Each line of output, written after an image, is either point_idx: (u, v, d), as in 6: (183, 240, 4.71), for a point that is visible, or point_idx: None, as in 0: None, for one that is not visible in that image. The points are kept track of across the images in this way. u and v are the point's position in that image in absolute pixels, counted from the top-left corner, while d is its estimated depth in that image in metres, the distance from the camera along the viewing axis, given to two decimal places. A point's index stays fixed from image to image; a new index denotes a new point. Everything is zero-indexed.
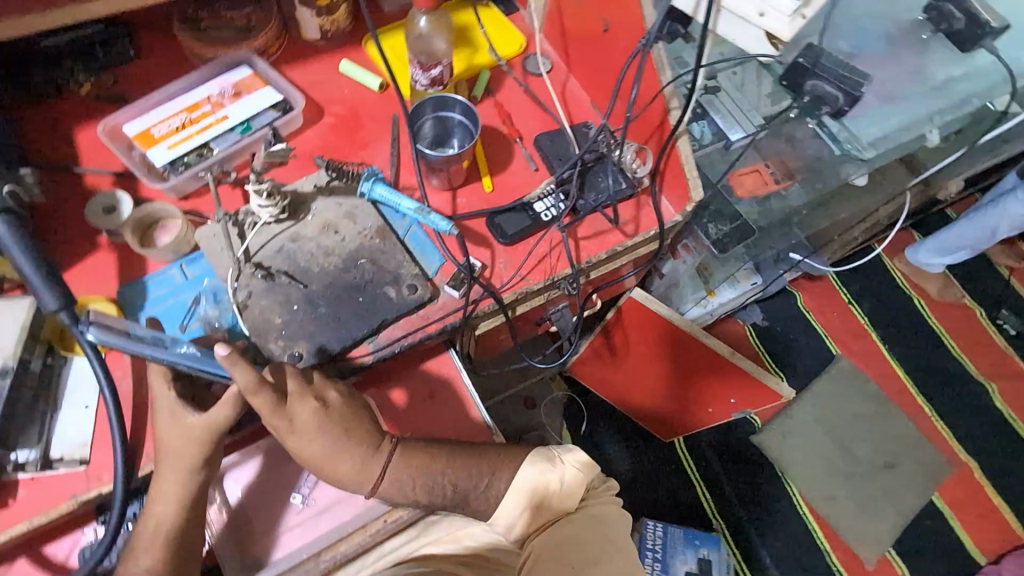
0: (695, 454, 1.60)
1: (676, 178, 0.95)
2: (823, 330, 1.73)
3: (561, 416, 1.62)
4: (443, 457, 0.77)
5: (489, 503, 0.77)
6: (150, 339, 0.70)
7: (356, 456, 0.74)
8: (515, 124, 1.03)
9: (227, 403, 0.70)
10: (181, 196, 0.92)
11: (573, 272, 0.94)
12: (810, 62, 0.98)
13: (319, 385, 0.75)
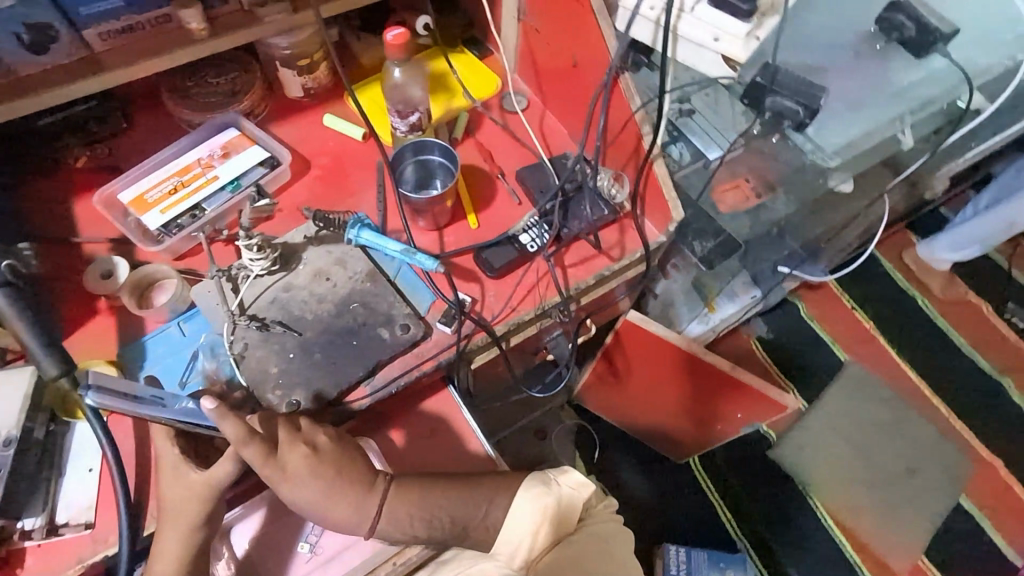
0: (710, 472, 1.57)
1: (656, 199, 0.97)
2: (828, 336, 1.72)
3: (572, 443, 1.58)
4: (441, 487, 0.77)
5: (490, 524, 0.75)
6: (148, 399, 0.70)
7: (352, 498, 0.73)
8: (496, 161, 1.06)
9: (225, 459, 0.71)
10: (176, 256, 0.95)
11: (562, 299, 0.95)
12: (767, 80, 1.03)
13: (309, 430, 0.76)
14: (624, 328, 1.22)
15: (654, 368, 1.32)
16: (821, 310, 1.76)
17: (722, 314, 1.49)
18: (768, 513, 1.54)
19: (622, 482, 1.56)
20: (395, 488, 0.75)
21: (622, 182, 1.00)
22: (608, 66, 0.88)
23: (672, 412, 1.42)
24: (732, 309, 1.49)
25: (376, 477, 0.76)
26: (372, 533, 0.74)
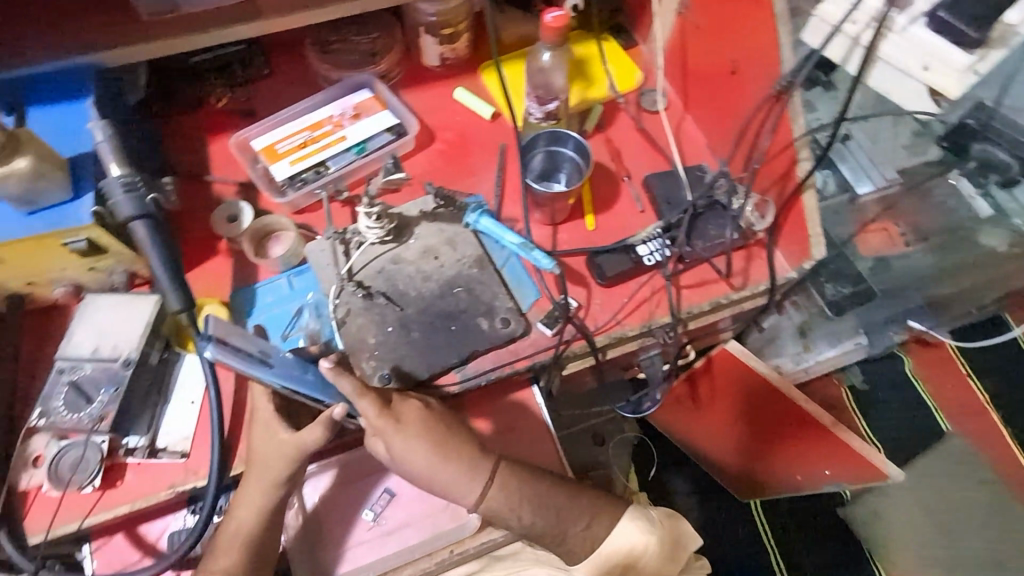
0: (773, 516, 1.42)
1: (796, 233, 0.88)
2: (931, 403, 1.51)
3: (629, 454, 1.47)
4: (545, 479, 0.77)
5: (588, 538, 0.76)
6: (256, 356, 0.71)
7: (468, 465, 0.73)
8: (624, 162, 1.00)
9: (318, 424, 0.71)
10: (296, 209, 0.96)
11: (672, 321, 0.89)
12: (982, 123, 1.00)
13: (421, 395, 0.79)
14: (721, 356, 1.15)
15: (740, 401, 1.21)
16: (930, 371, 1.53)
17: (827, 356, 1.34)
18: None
19: (678, 512, 1.44)
20: (507, 465, 0.75)
21: (766, 210, 0.91)
22: (777, 79, 0.80)
23: (745, 451, 1.29)
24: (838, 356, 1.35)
25: (489, 452, 0.76)
26: (477, 504, 0.74)
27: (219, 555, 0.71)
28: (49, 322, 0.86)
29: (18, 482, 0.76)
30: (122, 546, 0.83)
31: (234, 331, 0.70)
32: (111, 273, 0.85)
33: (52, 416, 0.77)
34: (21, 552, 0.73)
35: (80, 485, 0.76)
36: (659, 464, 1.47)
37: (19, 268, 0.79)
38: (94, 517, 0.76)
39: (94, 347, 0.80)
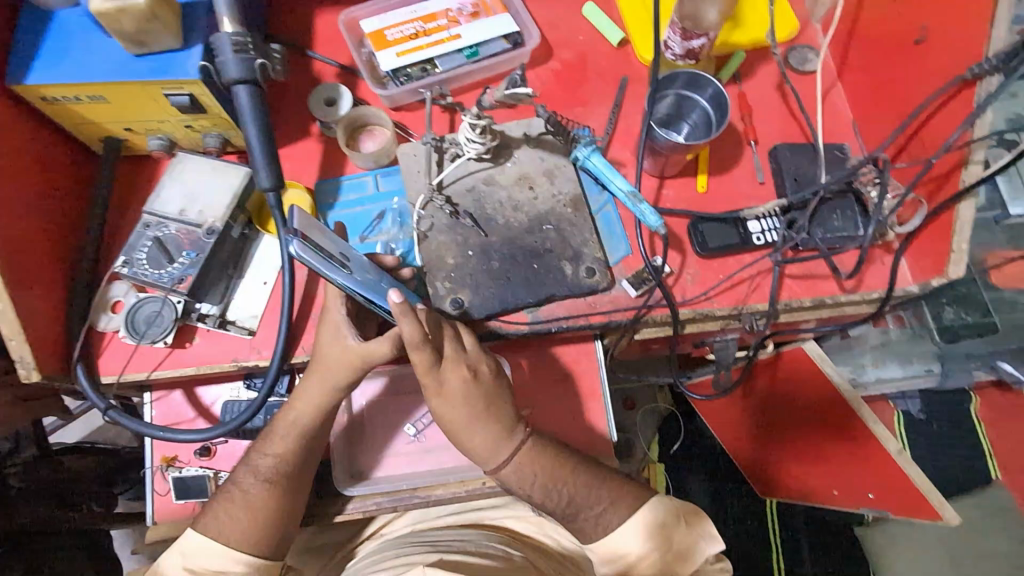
0: (782, 516, 1.40)
1: (935, 246, 0.79)
2: (991, 449, 1.39)
3: (655, 427, 1.44)
4: (568, 466, 0.75)
5: (600, 526, 0.74)
6: (336, 257, 0.69)
7: (494, 432, 0.74)
8: (753, 125, 0.90)
9: (387, 339, 0.71)
10: (394, 106, 0.91)
11: (767, 310, 0.82)
12: None
13: (478, 357, 0.74)
14: (793, 355, 1.11)
15: (798, 409, 1.17)
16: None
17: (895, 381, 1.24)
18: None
19: (689, 494, 1.42)
20: (529, 443, 0.75)
21: (913, 213, 0.80)
22: (973, 64, 0.67)
23: (783, 459, 1.26)
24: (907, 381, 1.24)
25: (517, 425, 0.75)
26: (495, 473, 0.75)
27: (276, 440, 0.76)
28: (140, 174, 0.86)
29: (97, 323, 0.78)
30: (179, 403, 0.87)
31: (315, 229, 0.68)
32: (206, 137, 0.83)
33: (134, 268, 0.78)
34: (95, 389, 0.76)
35: (152, 340, 0.77)
36: (683, 441, 1.45)
37: (122, 113, 0.78)
38: (160, 372, 0.78)
39: (182, 208, 0.80)
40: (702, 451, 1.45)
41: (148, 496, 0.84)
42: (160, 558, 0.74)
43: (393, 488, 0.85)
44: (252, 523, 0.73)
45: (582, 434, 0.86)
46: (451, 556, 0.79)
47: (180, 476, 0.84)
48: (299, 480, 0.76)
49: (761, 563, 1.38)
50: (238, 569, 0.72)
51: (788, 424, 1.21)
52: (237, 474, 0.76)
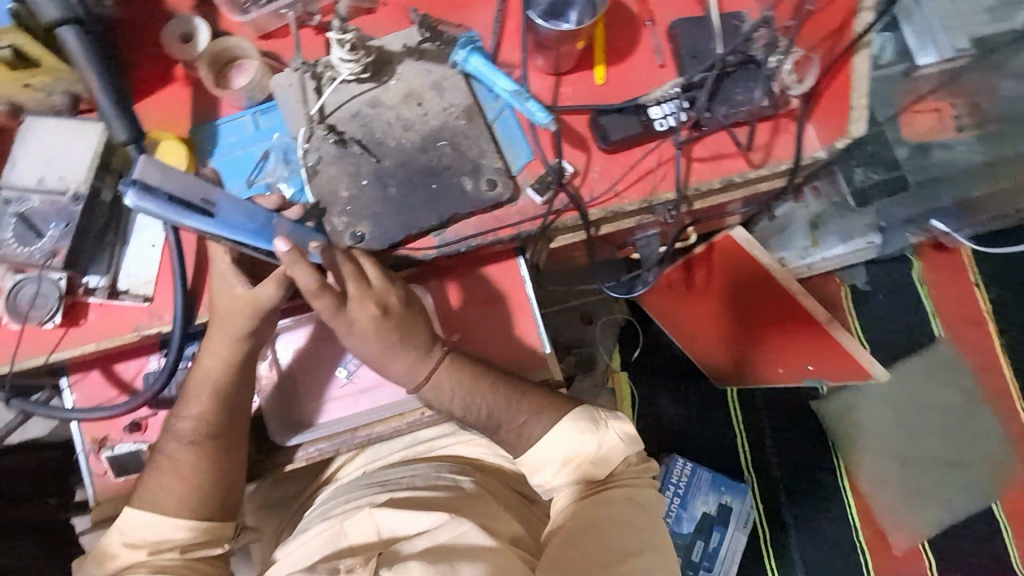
0: (743, 401, 1.45)
1: (834, 104, 0.79)
2: (930, 308, 1.46)
3: (615, 336, 1.47)
4: (490, 380, 0.76)
5: (523, 434, 0.76)
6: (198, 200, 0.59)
7: (413, 358, 0.73)
8: (649, 3, 0.84)
9: (271, 282, 0.70)
10: (261, 33, 0.83)
11: (676, 198, 0.80)
12: None
13: (382, 291, 0.72)
14: (722, 244, 1.12)
15: (735, 295, 1.19)
16: (931, 275, 1.47)
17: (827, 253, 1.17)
18: (787, 463, 1.43)
19: (649, 394, 1.46)
20: (447, 362, 0.75)
21: (808, 70, 0.79)
22: None
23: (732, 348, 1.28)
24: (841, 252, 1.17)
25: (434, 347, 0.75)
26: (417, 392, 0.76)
27: (192, 401, 0.74)
28: None
29: None
30: (98, 382, 0.84)
31: (169, 176, 0.56)
32: (52, 95, 0.75)
33: (3, 249, 0.72)
34: None
35: (40, 321, 0.73)
36: (644, 346, 1.46)
37: None
38: (59, 354, 0.74)
39: (39, 177, 0.73)
40: (658, 355, 1.47)
41: (86, 477, 0.83)
42: (101, 537, 0.72)
43: (333, 431, 0.85)
44: (187, 487, 0.72)
45: (513, 352, 0.84)
46: (399, 494, 0.82)
47: (113, 454, 0.83)
48: (227, 440, 0.75)
49: (720, 446, 1.44)
50: (183, 535, 0.71)
51: (728, 310, 1.22)
52: (162, 445, 0.74)
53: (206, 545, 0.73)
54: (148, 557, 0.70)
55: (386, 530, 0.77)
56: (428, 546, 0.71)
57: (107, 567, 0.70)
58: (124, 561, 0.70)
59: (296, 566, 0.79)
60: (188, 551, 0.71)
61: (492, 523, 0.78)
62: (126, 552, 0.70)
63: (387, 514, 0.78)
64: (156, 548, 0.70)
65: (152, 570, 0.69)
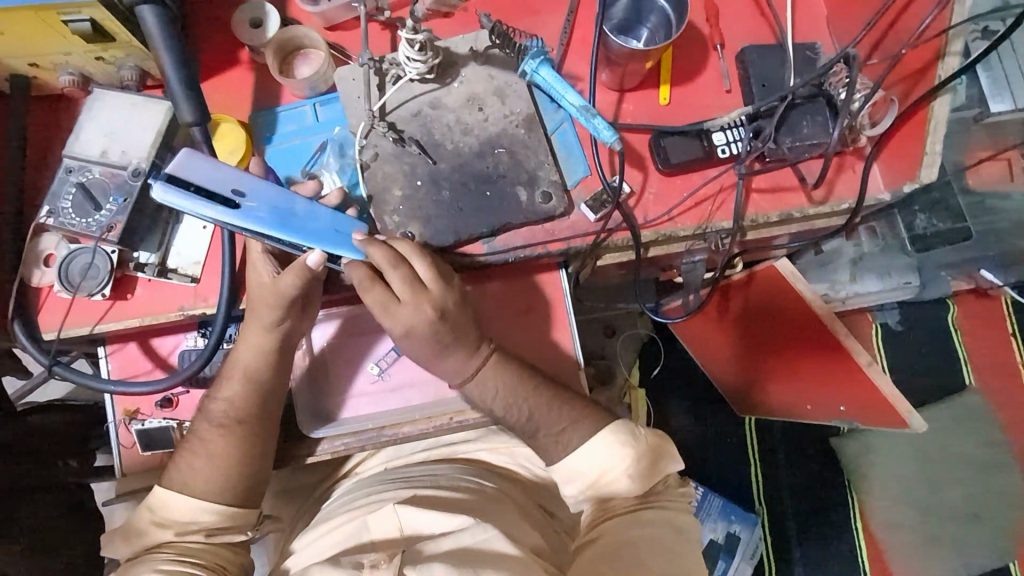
0: (762, 434, 1.42)
1: (906, 147, 0.75)
2: (964, 355, 1.42)
3: (636, 351, 1.45)
4: (532, 384, 0.75)
5: (560, 442, 0.76)
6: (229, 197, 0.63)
7: (458, 353, 0.73)
8: (721, 26, 0.83)
9: (295, 276, 0.70)
10: (329, 25, 0.83)
11: (732, 228, 0.79)
12: None
13: (436, 293, 0.69)
14: (767, 273, 1.04)
15: (770, 320, 1.14)
16: (970, 322, 1.42)
17: (861, 287, 1.12)
18: (800, 500, 1.40)
19: (669, 415, 1.43)
20: (493, 361, 0.74)
21: (884, 113, 0.75)
22: None
23: (761, 377, 1.25)
24: (877, 288, 1.12)
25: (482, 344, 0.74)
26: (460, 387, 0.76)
27: (225, 385, 0.75)
28: (57, 114, 0.79)
29: (30, 278, 0.74)
30: (135, 354, 0.84)
31: (204, 170, 0.62)
32: (122, 69, 0.76)
33: (60, 218, 0.73)
34: (35, 346, 0.73)
35: (89, 292, 0.74)
36: (663, 364, 1.45)
37: (19, 44, 0.70)
38: (105, 325, 0.75)
39: (103, 149, 0.74)
40: (679, 377, 1.45)
41: (114, 448, 0.84)
42: (130, 513, 0.73)
43: (359, 427, 0.84)
44: (217, 471, 0.73)
45: (547, 364, 0.83)
46: (423, 492, 0.81)
47: (142, 428, 0.83)
48: (258, 426, 0.75)
49: (736, 475, 1.41)
50: (210, 518, 0.72)
51: (761, 333, 1.18)
52: (195, 426, 0.75)
53: (230, 531, 0.73)
54: (174, 537, 0.70)
55: (409, 528, 0.76)
56: (454, 547, 0.70)
57: (134, 544, 0.71)
58: (150, 539, 0.70)
59: (314, 558, 0.78)
60: (213, 535, 0.72)
61: (515, 531, 0.77)
62: (153, 530, 0.70)
63: (411, 512, 0.77)
64: (182, 529, 0.71)
65: (176, 554, 0.69)
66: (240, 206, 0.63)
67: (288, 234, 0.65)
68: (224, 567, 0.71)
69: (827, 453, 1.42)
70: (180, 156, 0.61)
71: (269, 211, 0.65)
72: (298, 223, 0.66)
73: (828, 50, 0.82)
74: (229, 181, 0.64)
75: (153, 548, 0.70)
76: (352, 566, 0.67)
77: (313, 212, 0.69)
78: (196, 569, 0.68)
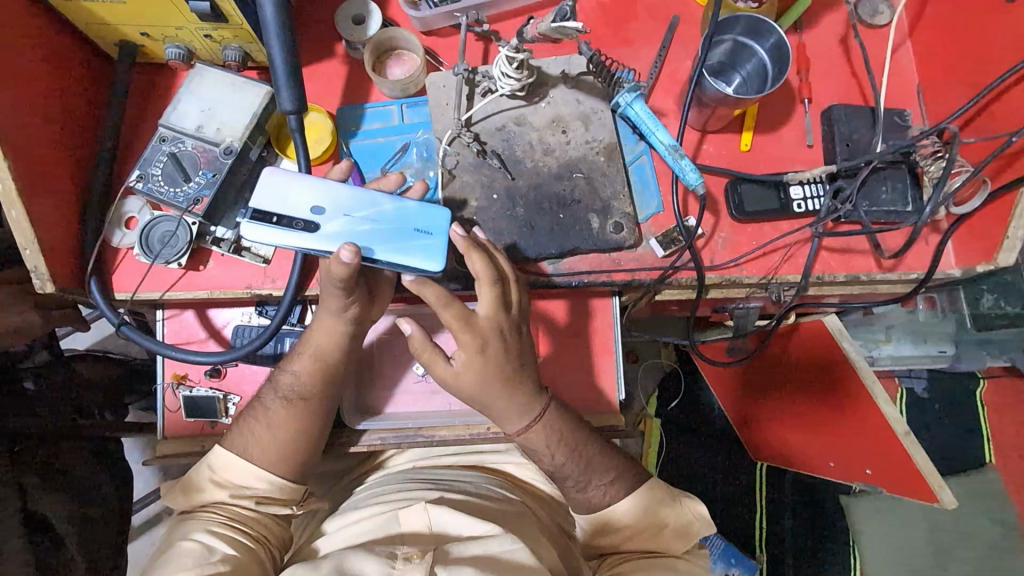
0: (773, 484, 1.40)
1: (986, 228, 0.75)
2: (987, 428, 1.38)
3: (656, 381, 1.44)
4: (581, 432, 0.77)
5: (609, 494, 0.76)
6: (303, 223, 0.66)
7: (522, 399, 0.72)
8: (810, 80, 0.83)
9: (341, 271, 0.65)
10: (425, 30, 0.85)
11: (796, 282, 0.79)
12: None
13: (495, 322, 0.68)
14: (812, 327, 1.02)
15: (806, 374, 1.11)
16: (1000, 401, 1.38)
17: (895, 349, 1.15)
18: (803, 554, 1.37)
19: (684, 451, 1.41)
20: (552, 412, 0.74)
21: (972, 194, 0.75)
22: None
23: (789, 429, 1.23)
24: (912, 353, 1.14)
25: (541, 393, 0.74)
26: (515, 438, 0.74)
27: (296, 359, 0.77)
28: (158, 83, 0.81)
29: (110, 239, 0.77)
30: (191, 322, 0.86)
31: (284, 193, 0.67)
32: (226, 50, 0.78)
33: (149, 183, 0.75)
34: (107, 303, 0.75)
35: (166, 260, 0.76)
36: (683, 397, 1.43)
37: (137, 15, 0.72)
38: (174, 292, 0.77)
39: (198, 124, 0.76)
40: (699, 414, 1.43)
41: (158, 411, 0.85)
42: (191, 468, 0.75)
43: (400, 424, 0.84)
44: (270, 451, 0.74)
45: (587, 390, 0.84)
46: (454, 495, 0.81)
47: (190, 395, 0.85)
48: (321, 407, 0.76)
49: (744, 522, 1.39)
50: (261, 486, 0.74)
51: (804, 394, 1.14)
52: (262, 394, 0.77)
53: (276, 503, 0.75)
54: (228, 499, 0.73)
55: (439, 526, 0.75)
56: (482, 553, 0.69)
57: (191, 499, 0.73)
58: (207, 496, 0.73)
59: (341, 543, 0.77)
60: (262, 504, 0.74)
61: (538, 548, 0.75)
62: (210, 488, 0.73)
63: (442, 510, 0.75)
64: (236, 492, 0.73)
65: (227, 517, 0.71)
66: (318, 223, 0.66)
67: (368, 246, 0.67)
68: (267, 537, 0.74)
69: (835, 511, 1.40)
70: (258, 190, 0.66)
71: (348, 222, 0.67)
72: (378, 230, 0.68)
73: (914, 118, 0.82)
74: (304, 208, 0.67)
75: (208, 505, 0.73)
76: (387, 556, 0.68)
77: (398, 208, 0.69)
78: (244, 537, 0.71)
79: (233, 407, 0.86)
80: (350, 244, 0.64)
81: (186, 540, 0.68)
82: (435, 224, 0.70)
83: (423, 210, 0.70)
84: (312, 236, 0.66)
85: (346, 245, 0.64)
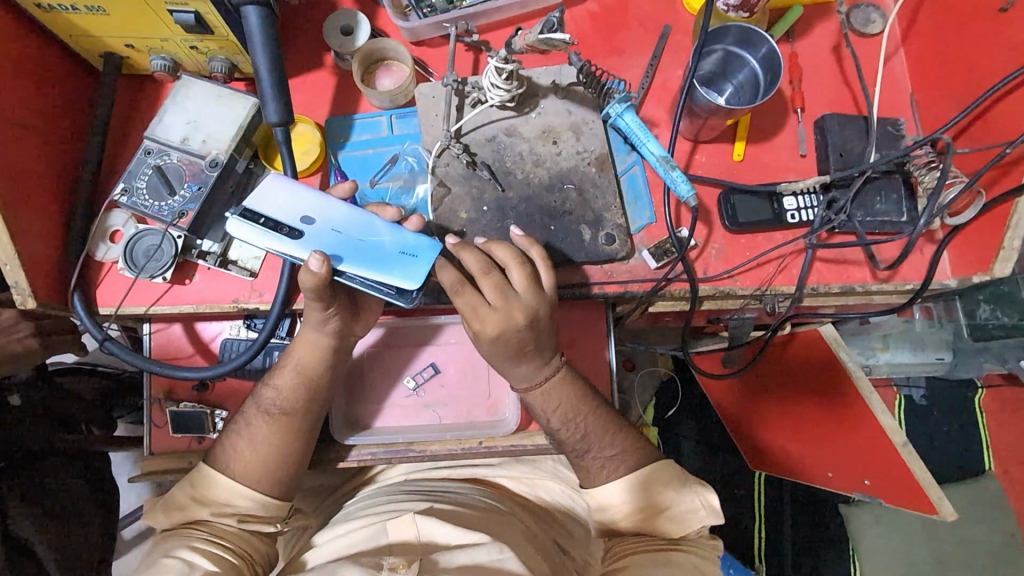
0: (771, 493, 1.38)
1: (981, 237, 0.74)
2: (986, 439, 1.37)
3: (654, 391, 1.42)
4: (591, 404, 0.75)
5: (606, 469, 0.74)
6: (285, 228, 0.64)
7: (528, 364, 0.70)
8: (802, 89, 0.82)
9: (313, 278, 0.63)
10: (415, 41, 0.84)
11: (791, 293, 0.78)
12: None
13: (529, 300, 0.66)
14: (809, 337, 1.01)
15: (801, 381, 1.10)
16: (998, 411, 1.37)
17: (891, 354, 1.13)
18: (801, 565, 1.35)
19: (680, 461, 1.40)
20: (565, 370, 0.73)
21: (966, 205, 0.75)
22: None
23: (786, 439, 1.21)
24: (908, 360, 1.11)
25: (554, 354, 0.72)
26: (522, 393, 0.74)
27: (280, 372, 0.75)
28: (144, 95, 0.81)
29: (95, 252, 0.75)
30: (177, 336, 0.85)
31: (278, 199, 0.66)
32: (212, 61, 0.77)
33: (133, 197, 0.74)
34: (90, 318, 0.73)
35: (151, 274, 0.75)
36: (679, 407, 1.41)
37: (121, 27, 0.71)
38: (159, 307, 0.76)
39: (184, 136, 0.75)
40: (695, 424, 1.41)
41: (145, 426, 0.84)
42: (172, 486, 0.74)
43: (390, 440, 0.83)
44: (253, 467, 0.73)
45: None
46: (442, 507, 0.79)
47: (176, 411, 0.83)
48: (304, 422, 0.75)
49: (742, 533, 1.37)
50: (245, 503, 0.72)
51: (802, 403, 1.13)
52: (245, 409, 0.76)
53: (260, 520, 0.73)
54: (210, 517, 0.71)
55: (426, 536, 0.73)
56: (468, 563, 0.67)
57: (172, 517, 0.72)
58: (189, 514, 0.71)
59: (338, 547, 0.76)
60: (245, 522, 0.72)
61: (528, 560, 0.73)
62: (192, 506, 0.71)
63: (430, 521, 0.73)
64: (218, 510, 0.71)
65: (208, 534, 0.70)
66: (303, 232, 0.65)
67: (340, 256, 0.65)
68: (251, 555, 0.72)
69: (835, 522, 1.38)
70: (253, 193, 0.65)
71: (333, 235, 0.66)
72: (359, 248, 0.66)
73: (908, 128, 0.82)
74: (289, 216, 0.65)
75: (191, 524, 0.71)
76: (372, 566, 0.66)
77: (396, 239, 0.67)
78: (226, 553, 0.69)
79: (220, 422, 0.84)
80: (319, 252, 0.62)
81: (167, 558, 0.66)
82: (423, 250, 0.67)
83: (414, 237, 0.67)
84: (290, 245, 0.64)
85: (315, 253, 0.62)
